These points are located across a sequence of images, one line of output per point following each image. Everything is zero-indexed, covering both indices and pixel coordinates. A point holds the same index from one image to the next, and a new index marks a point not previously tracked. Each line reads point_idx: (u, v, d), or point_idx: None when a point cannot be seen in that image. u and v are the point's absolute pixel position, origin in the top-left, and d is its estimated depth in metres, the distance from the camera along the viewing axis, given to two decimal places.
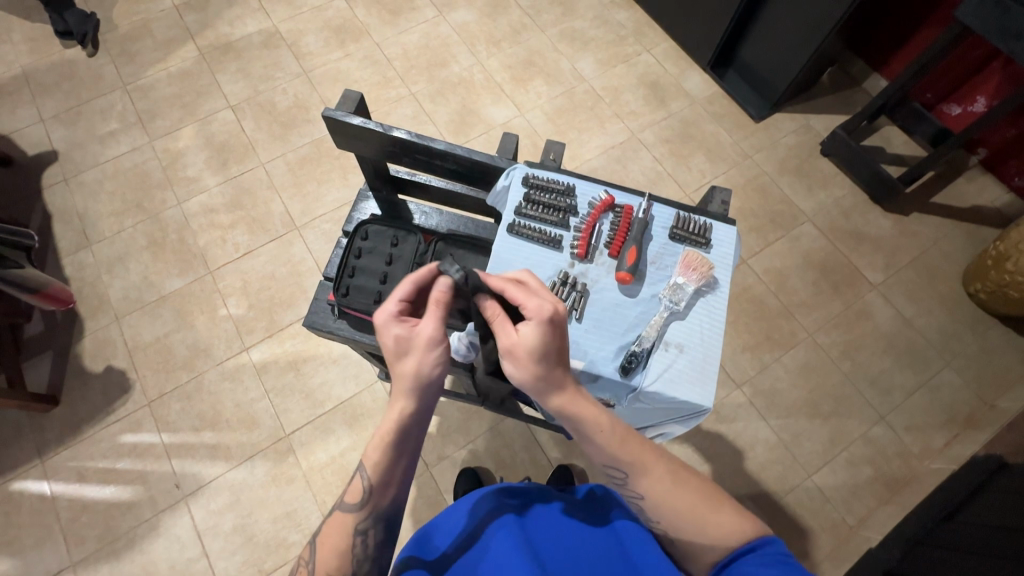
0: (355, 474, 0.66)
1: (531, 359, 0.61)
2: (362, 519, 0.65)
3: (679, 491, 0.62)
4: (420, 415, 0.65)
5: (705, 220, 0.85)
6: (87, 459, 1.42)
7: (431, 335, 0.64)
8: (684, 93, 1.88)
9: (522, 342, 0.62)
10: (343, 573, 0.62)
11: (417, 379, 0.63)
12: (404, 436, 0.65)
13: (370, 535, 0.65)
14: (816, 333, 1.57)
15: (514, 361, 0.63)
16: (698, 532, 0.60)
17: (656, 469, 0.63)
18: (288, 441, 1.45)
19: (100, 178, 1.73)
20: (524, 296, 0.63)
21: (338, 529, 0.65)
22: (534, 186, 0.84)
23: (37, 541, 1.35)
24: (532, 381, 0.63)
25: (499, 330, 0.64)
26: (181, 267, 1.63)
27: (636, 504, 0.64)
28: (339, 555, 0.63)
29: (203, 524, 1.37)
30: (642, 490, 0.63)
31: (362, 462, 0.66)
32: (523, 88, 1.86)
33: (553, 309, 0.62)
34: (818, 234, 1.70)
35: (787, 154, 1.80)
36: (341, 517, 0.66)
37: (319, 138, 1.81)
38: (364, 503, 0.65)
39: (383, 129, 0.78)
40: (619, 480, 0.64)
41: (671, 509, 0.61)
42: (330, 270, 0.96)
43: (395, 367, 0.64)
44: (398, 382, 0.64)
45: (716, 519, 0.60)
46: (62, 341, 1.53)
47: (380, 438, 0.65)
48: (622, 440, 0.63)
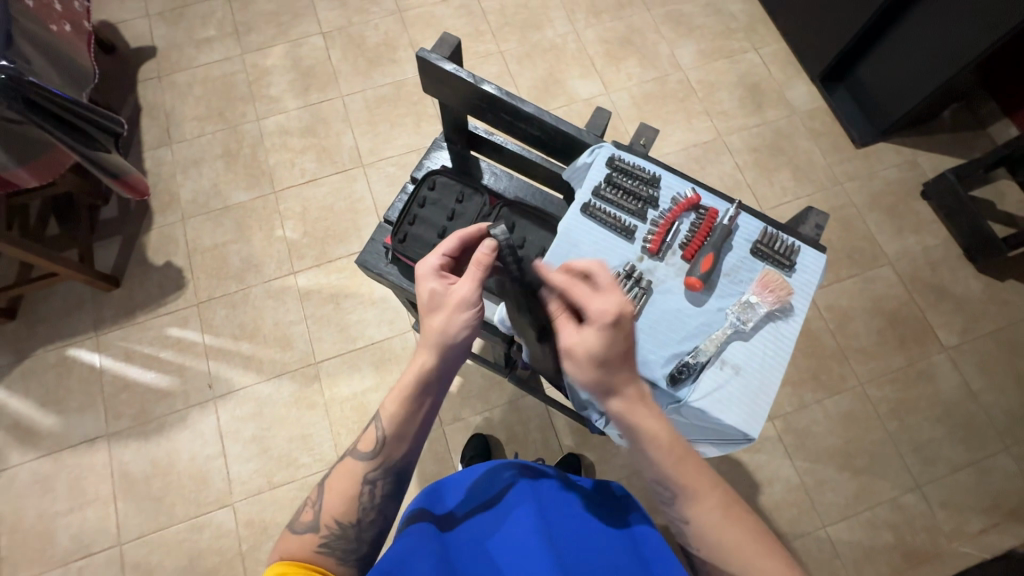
0: (371, 424, 0.67)
1: (591, 362, 0.60)
2: (373, 469, 0.66)
3: (727, 527, 0.59)
4: (440, 371, 0.66)
5: (794, 242, 0.79)
6: (135, 343, 1.52)
7: (465, 296, 0.65)
8: (785, 102, 1.76)
9: (582, 342, 0.61)
10: (349, 518, 0.63)
11: (442, 335, 0.64)
12: (421, 389, 0.66)
13: (378, 486, 0.66)
14: (868, 384, 1.48)
15: (574, 361, 0.61)
16: (741, 574, 0.57)
17: (708, 499, 0.60)
18: (316, 368, 1.50)
19: (191, 81, 1.78)
20: (588, 298, 0.63)
21: (348, 474, 0.66)
22: (618, 169, 0.81)
23: (81, 406, 1.46)
24: (592, 382, 0.61)
25: (562, 329, 0.64)
26: (249, 181, 1.68)
27: (678, 526, 0.62)
28: (346, 501, 0.64)
29: (226, 427, 1.45)
30: (688, 515, 0.60)
31: (379, 413, 0.67)
32: (615, 66, 1.78)
33: (619, 309, 0.61)
34: (895, 281, 1.57)
35: (883, 188, 1.67)
36: (352, 465, 0.66)
37: (401, 80, 1.80)
38: (376, 454, 0.66)
39: (474, 81, 0.76)
40: (666, 499, 0.62)
41: (716, 541, 0.59)
42: (391, 213, 0.95)
43: (426, 321, 0.66)
44: (426, 335, 0.65)
45: (765, 565, 0.57)
46: (131, 229, 1.62)
47: (401, 391, 0.66)
48: (679, 461, 0.60)
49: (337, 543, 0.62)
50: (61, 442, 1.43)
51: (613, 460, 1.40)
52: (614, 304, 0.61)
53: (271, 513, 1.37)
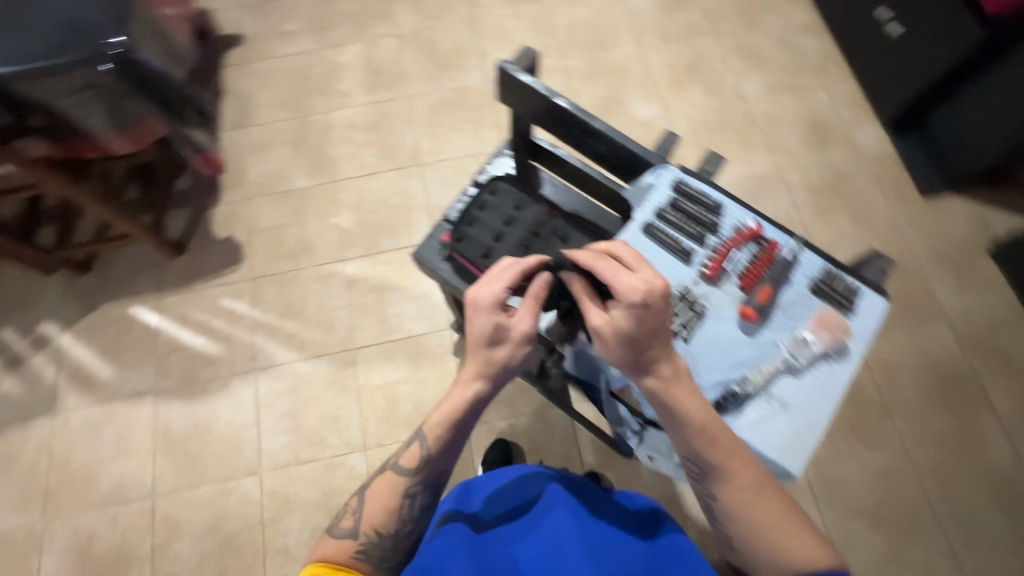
0: (415, 440, 0.69)
1: (618, 341, 0.62)
2: (414, 483, 0.69)
3: (757, 506, 0.60)
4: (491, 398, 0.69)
5: (857, 284, 0.78)
6: (191, 308, 1.61)
7: (527, 331, 0.67)
8: (850, 143, 1.72)
9: (609, 323, 0.62)
10: (387, 529, 0.67)
11: (508, 369, 0.66)
12: (470, 415, 0.69)
13: (417, 500, 0.69)
14: (911, 442, 1.41)
15: (605, 342, 0.63)
16: (769, 550, 0.58)
17: (739, 478, 0.61)
18: (354, 354, 1.55)
19: (271, 70, 1.89)
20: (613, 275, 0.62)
21: (389, 487, 0.68)
22: (682, 193, 0.82)
23: (136, 362, 1.55)
24: (624, 362, 0.63)
25: (590, 310, 0.65)
26: (312, 169, 1.76)
27: (708, 503, 0.64)
28: (385, 512, 0.67)
29: (263, 399, 1.51)
30: (717, 493, 0.62)
31: (424, 431, 0.69)
32: (678, 92, 1.79)
33: (645, 290, 0.60)
34: (951, 339, 1.50)
35: (946, 242, 1.60)
36: (393, 478, 0.69)
37: (466, 86, 1.86)
38: (419, 471, 0.68)
39: (549, 94, 0.78)
40: (696, 475, 0.64)
41: (745, 519, 0.60)
42: (450, 213, 0.99)
43: (489, 353, 0.66)
44: (487, 368, 0.66)
45: (793, 542, 0.58)
46: (201, 202, 1.72)
47: (456, 417, 0.68)
48: (710, 441, 0.62)
49: (374, 551, 0.66)
50: (113, 392, 1.52)
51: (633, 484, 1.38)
52: (641, 282, 0.60)
53: (295, 488, 1.42)
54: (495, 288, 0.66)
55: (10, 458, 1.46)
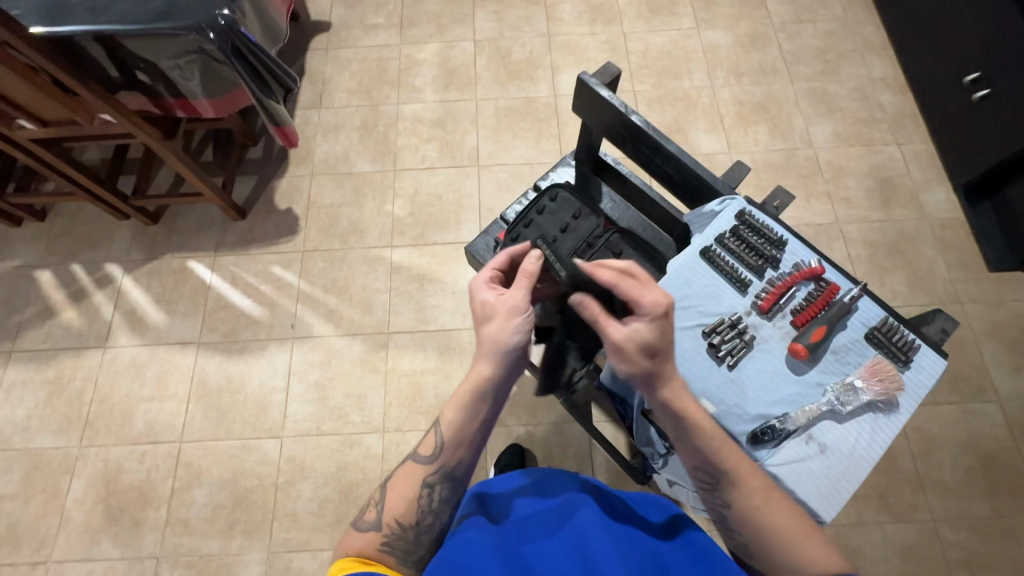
0: (432, 429, 0.71)
1: (640, 352, 0.63)
2: (432, 473, 0.70)
3: (769, 509, 0.60)
4: (498, 378, 0.69)
5: (915, 339, 0.76)
6: (243, 270, 1.69)
7: (516, 303, 0.71)
8: (917, 204, 1.66)
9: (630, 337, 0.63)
10: (409, 519, 0.67)
11: (497, 341, 0.69)
12: (478, 394, 0.69)
13: (436, 489, 0.70)
14: (942, 522, 1.34)
15: (623, 356, 0.64)
16: (785, 554, 0.57)
17: (750, 482, 0.61)
18: (387, 337, 1.59)
19: (352, 58, 1.99)
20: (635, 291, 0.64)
21: (410, 477, 0.70)
22: (746, 223, 0.82)
23: (185, 312, 1.64)
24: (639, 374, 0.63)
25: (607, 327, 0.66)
26: (375, 156, 1.83)
27: (721, 512, 0.63)
28: (406, 502, 0.68)
29: (295, 367, 1.57)
30: (730, 500, 0.62)
31: (439, 419, 0.71)
32: (744, 129, 1.78)
33: (665, 306, 0.63)
34: (1001, 421, 1.43)
35: (1009, 320, 1.53)
36: (414, 467, 0.70)
37: (533, 96, 1.90)
38: (435, 459, 0.70)
39: (624, 110, 0.80)
40: (707, 485, 0.64)
41: (760, 524, 0.59)
42: (507, 214, 1.02)
43: (480, 330, 0.71)
44: (479, 344, 0.70)
45: (809, 547, 0.57)
46: (268, 172, 1.81)
47: (458, 398, 0.70)
48: (722, 445, 0.62)
49: (397, 543, 0.66)
50: (160, 337, 1.61)
51: None
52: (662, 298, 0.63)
53: (311, 457, 1.46)
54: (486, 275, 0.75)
55: (61, 383, 1.56)
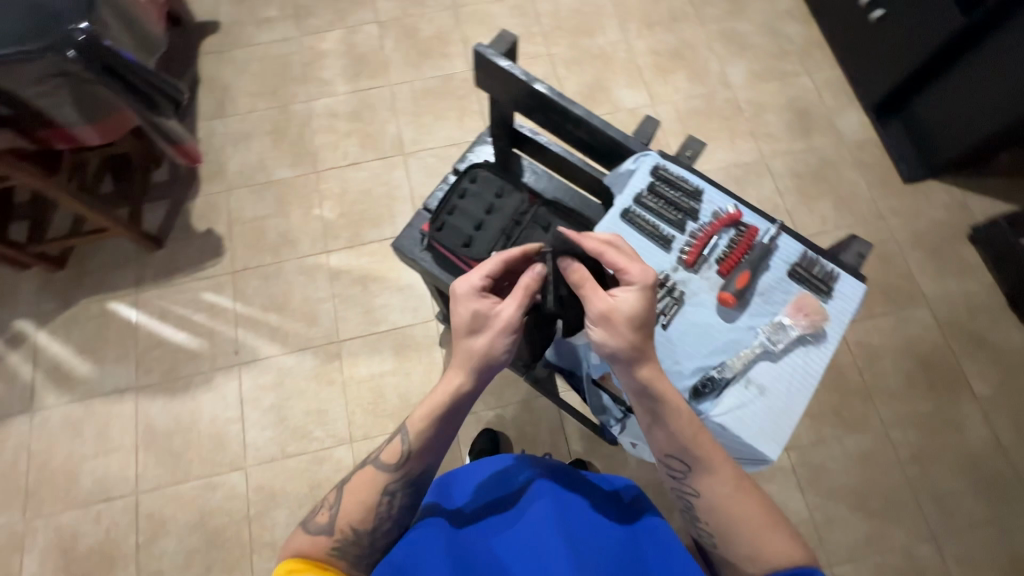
0: (398, 434, 0.68)
1: (631, 323, 0.62)
2: (394, 481, 0.67)
3: (738, 498, 0.61)
4: (473, 391, 0.67)
5: (834, 268, 0.79)
6: (171, 303, 1.58)
7: (510, 318, 0.66)
8: (834, 130, 1.72)
9: (620, 307, 0.63)
10: (364, 526, 0.65)
11: (486, 359, 0.65)
12: (455, 411, 0.67)
13: (397, 497, 0.67)
14: (892, 425, 1.44)
15: (609, 327, 0.63)
16: (750, 544, 0.59)
17: (721, 471, 0.62)
18: (339, 346, 1.53)
19: (249, 58, 1.85)
20: (623, 262, 0.66)
21: (369, 483, 0.67)
22: (661, 179, 0.82)
23: (116, 358, 1.53)
24: (627, 348, 0.62)
25: (591, 297, 0.65)
26: (293, 159, 1.73)
27: (688, 500, 0.64)
28: (364, 509, 0.66)
29: (247, 393, 1.49)
30: (701, 489, 0.62)
31: (407, 425, 0.68)
32: (663, 79, 1.78)
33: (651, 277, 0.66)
34: (932, 323, 1.53)
35: (928, 227, 1.62)
36: (373, 472, 0.67)
37: (449, 74, 1.83)
38: (400, 466, 0.67)
39: (527, 79, 0.77)
40: (677, 474, 0.64)
41: (727, 515, 0.61)
42: (430, 202, 0.99)
43: (467, 342, 0.66)
44: (465, 358, 0.66)
45: (772, 538, 0.59)
46: (180, 194, 1.68)
47: (431, 405, 0.67)
48: (697, 432, 0.63)
49: (350, 548, 0.65)
50: (93, 389, 1.50)
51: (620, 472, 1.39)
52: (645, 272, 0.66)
53: (281, 482, 1.41)
54: (471, 279, 0.68)
55: None
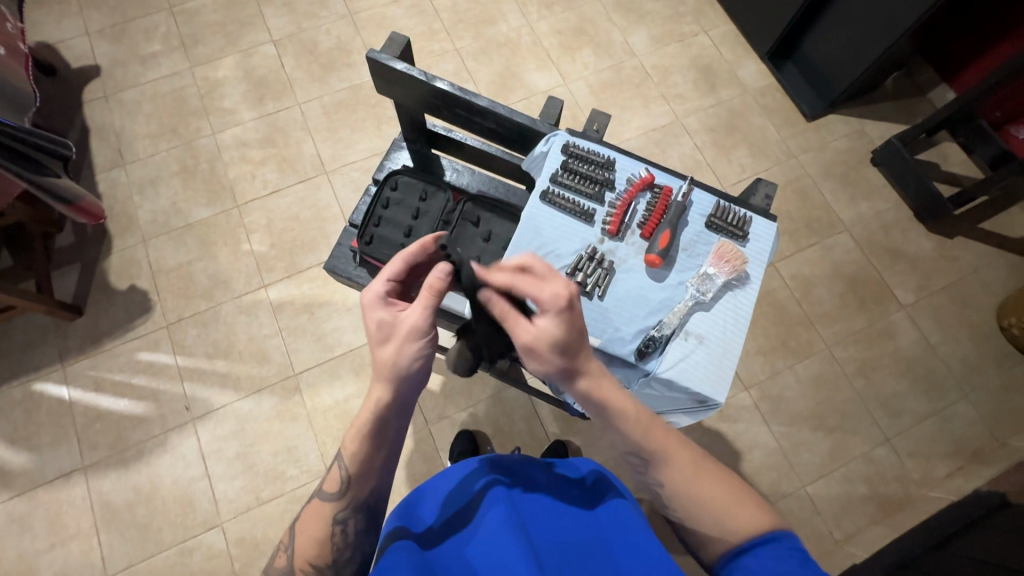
0: (334, 463, 0.68)
1: (553, 350, 0.62)
2: (341, 509, 0.67)
3: (699, 480, 0.63)
4: (398, 398, 0.66)
5: (746, 213, 0.83)
6: (105, 370, 1.48)
7: (415, 324, 0.63)
8: (736, 81, 1.81)
9: (540, 336, 0.62)
10: (323, 559, 0.66)
11: (394, 367, 0.64)
12: (383, 423, 0.66)
13: (350, 524, 0.67)
14: (834, 346, 1.54)
15: (537, 356, 0.63)
16: (716, 521, 0.61)
17: (679, 457, 0.64)
18: (296, 379, 1.48)
19: (140, 99, 1.73)
20: (535, 288, 0.62)
21: (316, 516, 0.67)
22: (573, 155, 0.84)
23: (54, 441, 1.42)
24: (556, 371, 0.63)
25: (515, 327, 0.64)
26: (210, 197, 1.64)
27: (655, 489, 0.66)
28: (318, 543, 0.66)
29: (208, 447, 1.42)
30: (663, 479, 0.64)
31: (342, 453, 0.67)
32: (570, 57, 1.80)
33: (566, 296, 0.61)
34: (853, 246, 1.64)
35: (835, 158, 1.73)
36: (320, 506, 0.67)
37: (357, 83, 1.78)
38: (343, 494, 0.67)
39: (426, 78, 0.77)
40: (639, 467, 0.66)
41: (691, 498, 0.62)
42: (356, 216, 0.98)
43: (377, 352, 0.65)
44: (377, 368, 0.65)
45: (737, 511, 0.61)
46: (91, 255, 1.57)
47: (357, 425, 0.66)
48: (646, 430, 0.64)
49: None
50: (34, 479, 1.38)
51: (598, 443, 1.43)
52: (560, 287, 0.62)
53: (262, 529, 1.36)
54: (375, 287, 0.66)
55: None
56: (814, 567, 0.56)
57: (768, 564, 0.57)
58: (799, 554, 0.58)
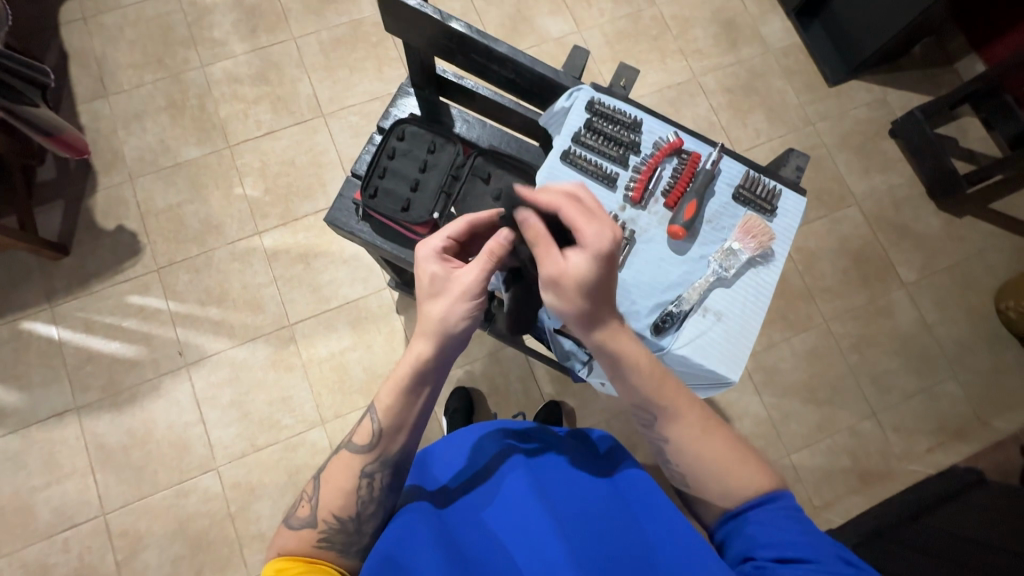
0: (366, 416, 0.67)
1: (579, 288, 0.59)
2: (370, 461, 0.66)
3: (706, 440, 0.62)
4: (440, 359, 0.65)
5: (775, 186, 0.81)
6: (94, 312, 1.45)
7: (469, 284, 0.63)
8: (759, 39, 1.71)
9: (570, 272, 0.59)
10: (348, 512, 0.64)
11: (441, 325, 0.63)
12: (424, 381, 0.65)
13: (377, 478, 0.66)
14: (833, 321, 1.54)
15: (558, 291, 0.60)
16: (718, 481, 0.61)
17: (688, 417, 0.63)
18: (291, 330, 1.46)
19: (122, 23, 1.61)
20: (584, 221, 0.60)
21: (344, 467, 0.66)
22: (598, 113, 0.79)
23: (45, 381, 1.40)
24: (573, 313, 0.61)
25: (543, 257, 0.61)
26: (199, 136, 1.56)
27: (659, 445, 0.65)
28: (343, 495, 0.65)
29: (202, 394, 1.42)
30: (670, 436, 0.63)
31: (374, 407, 0.66)
32: (586, 2, 1.69)
33: (613, 239, 0.59)
34: (862, 220, 1.61)
35: (853, 128, 1.67)
36: (348, 458, 0.66)
37: (357, 19, 1.66)
38: (372, 446, 0.66)
39: (441, 18, 0.70)
40: (647, 422, 0.65)
41: (695, 457, 0.62)
42: (358, 166, 0.93)
43: (424, 307, 0.65)
44: (421, 323, 0.64)
45: (740, 470, 0.61)
46: (75, 191, 1.50)
47: (396, 381, 0.65)
48: (658, 383, 0.63)
49: (337, 537, 0.63)
50: (26, 418, 1.38)
51: (593, 405, 1.44)
52: (607, 231, 0.60)
53: (257, 475, 1.38)
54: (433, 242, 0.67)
55: None
56: (812, 529, 0.57)
57: (769, 526, 0.57)
58: (795, 512, 0.58)
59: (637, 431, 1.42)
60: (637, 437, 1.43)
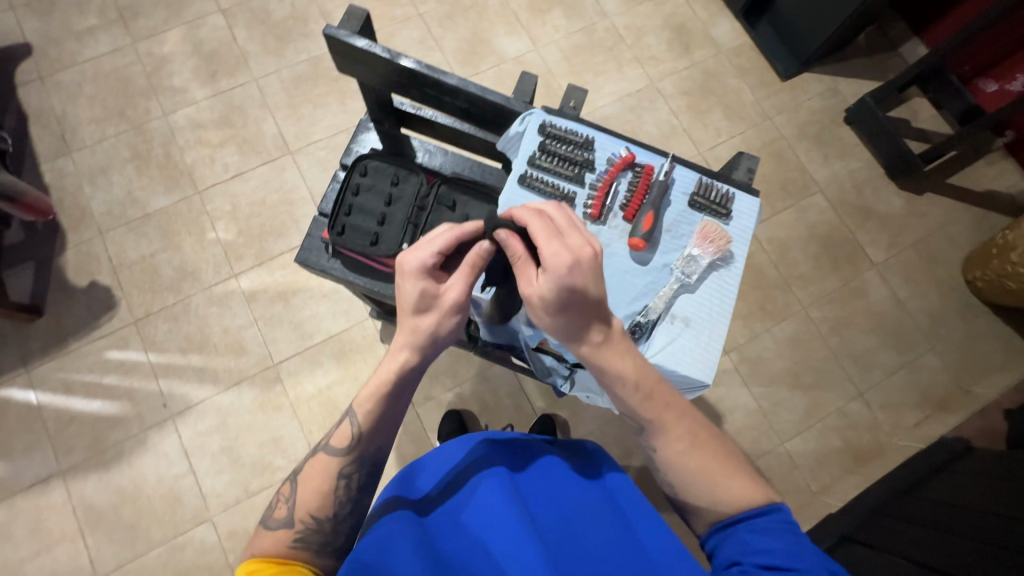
0: (345, 418, 0.68)
1: (546, 309, 0.61)
2: (348, 463, 0.67)
3: (694, 453, 0.64)
4: (420, 365, 0.67)
5: (728, 189, 0.83)
6: (73, 371, 1.42)
7: (457, 299, 0.64)
8: (711, 41, 1.76)
9: (538, 294, 0.61)
10: (325, 513, 0.64)
11: (432, 337, 0.65)
12: (403, 387, 0.68)
13: (354, 479, 0.67)
14: (810, 307, 1.57)
15: (534, 310, 0.63)
16: (707, 490, 0.62)
17: (675, 430, 0.64)
18: (276, 369, 1.45)
19: (80, 80, 1.61)
20: (544, 242, 0.60)
21: (322, 469, 0.66)
22: (550, 135, 0.81)
23: (27, 447, 1.37)
24: (552, 330, 0.63)
25: (523, 276, 0.63)
26: (167, 184, 1.55)
27: (649, 454, 0.67)
28: (321, 496, 0.65)
29: (190, 444, 1.40)
30: (656, 446, 0.65)
31: (353, 408, 0.68)
32: (540, 20, 1.73)
33: (572, 259, 0.59)
34: (827, 206, 1.66)
35: (809, 118, 1.73)
36: (326, 459, 0.67)
37: (317, 55, 1.68)
38: (351, 449, 0.67)
39: (390, 56, 0.72)
40: (637, 430, 0.67)
41: (681, 470, 0.64)
42: (325, 205, 0.94)
43: (411, 319, 0.65)
44: (408, 334, 0.65)
45: (728, 483, 0.62)
46: (44, 252, 1.48)
47: (378, 387, 0.67)
48: (645, 399, 0.64)
49: (314, 537, 0.62)
50: (11, 487, 1.34)
51: (585, 414, 1.45)
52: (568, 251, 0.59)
53: (254, 521, 1.35)
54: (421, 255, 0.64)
55: None
56: (806, 542, 0.55)
57: (759, 535, 0.56)
58: (793, 526, 0.57)
59: (631, 436, 1.43)
60: (632, 442, 1.43)
